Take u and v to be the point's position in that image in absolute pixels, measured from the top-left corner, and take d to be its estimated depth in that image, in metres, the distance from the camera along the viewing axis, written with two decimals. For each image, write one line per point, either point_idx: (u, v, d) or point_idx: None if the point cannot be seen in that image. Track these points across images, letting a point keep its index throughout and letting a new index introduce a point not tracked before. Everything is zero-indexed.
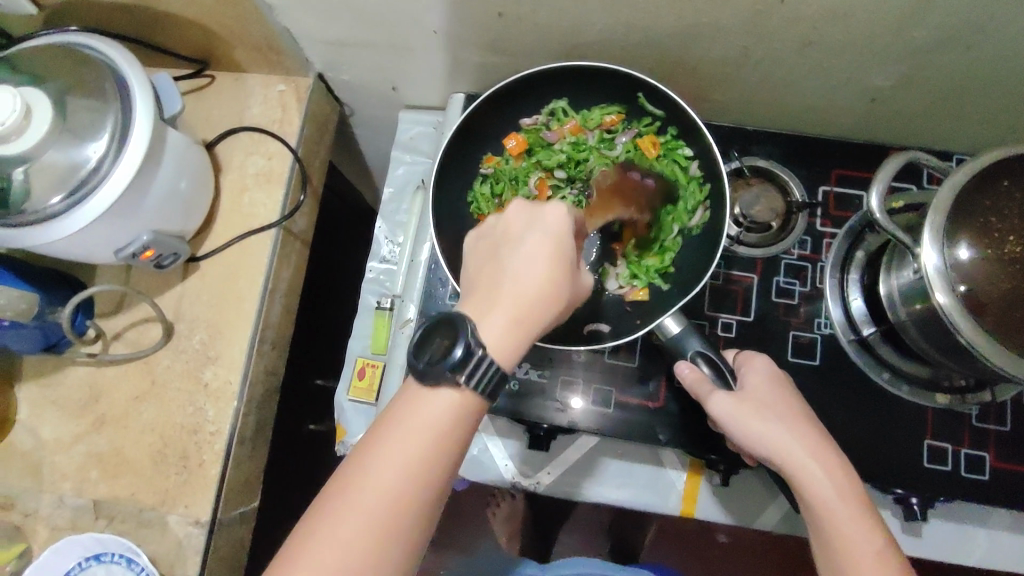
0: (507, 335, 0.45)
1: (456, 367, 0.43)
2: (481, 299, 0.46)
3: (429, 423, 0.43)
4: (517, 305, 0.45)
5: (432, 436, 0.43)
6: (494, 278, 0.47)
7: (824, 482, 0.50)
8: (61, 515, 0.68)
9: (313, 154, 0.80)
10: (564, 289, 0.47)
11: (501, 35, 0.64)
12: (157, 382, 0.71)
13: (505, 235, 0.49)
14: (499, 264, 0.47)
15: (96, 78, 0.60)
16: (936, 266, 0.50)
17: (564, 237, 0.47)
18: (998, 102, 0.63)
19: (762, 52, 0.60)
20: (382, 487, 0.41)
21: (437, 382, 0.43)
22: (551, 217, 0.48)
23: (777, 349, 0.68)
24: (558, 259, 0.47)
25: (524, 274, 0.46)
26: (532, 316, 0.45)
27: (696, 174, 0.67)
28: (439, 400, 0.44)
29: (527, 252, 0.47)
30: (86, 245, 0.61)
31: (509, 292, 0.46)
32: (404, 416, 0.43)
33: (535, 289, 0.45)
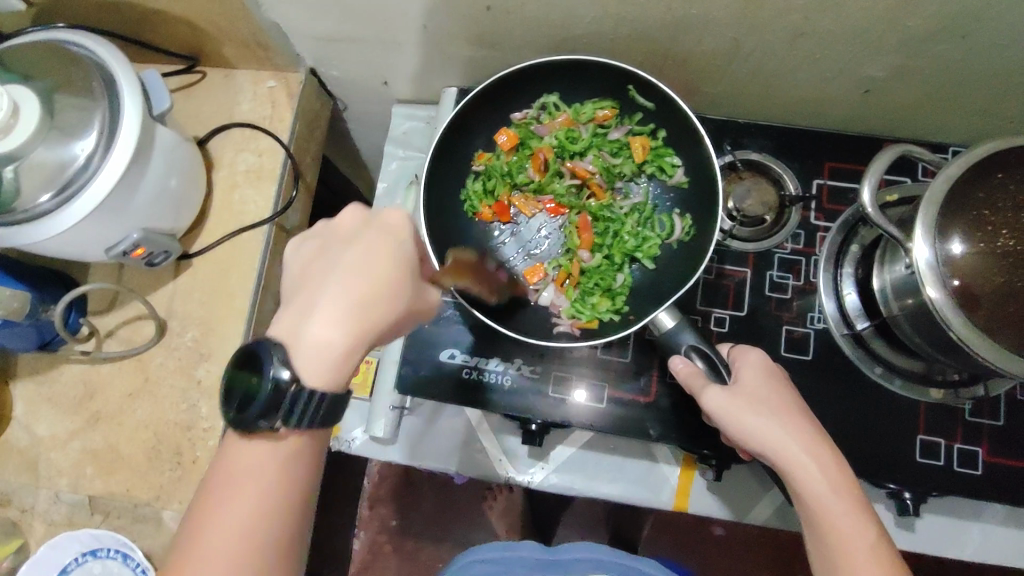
0: (327, 344, 0.44)
1: (269, 402, 0.42)
2: (299, 307, 0.45)
3: (253, 473, 0.44)
4: (335, 315, 0.44)
5: (260, 483, 0.44)
6: (315, 285, 0.45)
7: (818, 478, 0.49)
8: (58, 511, 0.69)
9: (304, 151, 0.79)
10: (397, 294, 0.45)
11: (489, 29, 0.64)
12: (150, 379, 0.71)
13: (336, 237, 0.48)
14: (323, 269, 0.46)
15: (84, 77, 0.59)
16: (927, 261, 0.50)
17: (398, 242, 0.47)
18: (994, 94, 0.63)
19: (753, 44, 0.60)
20: (219, 546, 0.42)
21: (253, 430, 0.44)
22: (386, 220, 0.47)
23: (770, 344, 0.68)
24: (389, 261, 0.46)
25: (349, 280, 0.44)
26: (361, 320, 0.44)
27: (686, 180, 0.68)
28: (256, 448, 0.45)
29: (352, 257, 0.45)
30: (77, 243, 0.62)
31: (328, 300, 0.44)
32: (226, 472, 0.44)
33: (359, 294, 0.44)
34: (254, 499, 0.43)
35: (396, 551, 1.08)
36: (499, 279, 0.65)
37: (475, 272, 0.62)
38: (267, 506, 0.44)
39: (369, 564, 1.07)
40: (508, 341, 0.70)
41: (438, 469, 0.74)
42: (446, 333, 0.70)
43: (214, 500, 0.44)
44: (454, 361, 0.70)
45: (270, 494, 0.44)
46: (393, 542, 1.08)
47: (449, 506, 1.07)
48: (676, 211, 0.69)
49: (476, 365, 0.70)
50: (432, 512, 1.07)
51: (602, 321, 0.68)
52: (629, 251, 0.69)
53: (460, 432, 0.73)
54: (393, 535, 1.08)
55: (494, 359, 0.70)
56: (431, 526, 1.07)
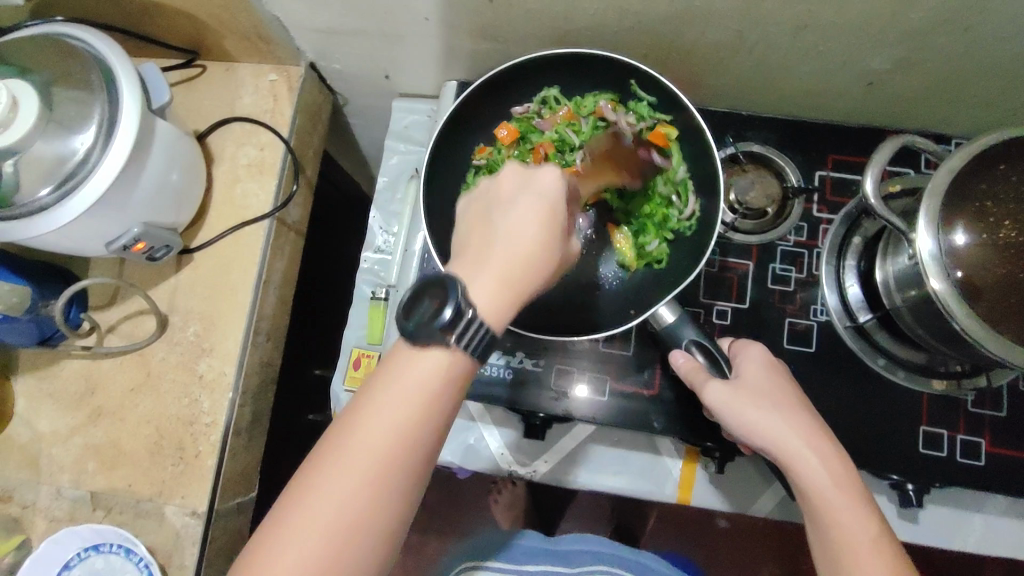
0: (496, 296, 0.44)
1: (447, 327, 0.42)
2: (470, 260, 0.45)
3: (409, 384, 0.42)
4: (506, 266, 0.44)
5: (417, 396, 0.42)
6: (483, 242, 0.46)
7: (820, 471, 0.49)
8: (60, 507, 0.69)
9: (306, 145, 0.79)
10: (553, 251, 0.46)
11: (492, 20, 0.63)
12: (152, 374, 0.71)
13: (497, 199, 0.48)
14: (487, 229, 0.47)
15: (81, 69, 0.59)
16: (931, 252, 0.50)
17: (554, 200, 0.47)
18: (997, 85, 0.63)
19: (757, 35, 0.60)
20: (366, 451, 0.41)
21: (426, 343, 0.42)
22: (543, 181, 0.47)
23: (773, 337, 0.68)
24: (549, 221, 0.46)
25: (515, 238, 0.45)
26: (525, 278, 0.44)
27: (685, 178, 0.68)
28: (426, 361, 0.43)
29: (517, 215, 0.46)
30: (77, 238, 0.61)
31: (496, 254, 0.44)
32: (388, 376, 0.43)
33: (526, 251, 0.44)
34: (410, 410, 0.42)
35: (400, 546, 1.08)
36: (639, 158, 0.68)
37: (612, 160, 0.68)
38: (420, 419, 0.42)
39: None
40: (510, 335, 0.70)
41: (441, 463, 0.74)
42: None
43: (371, 399, 0.42)
44: None
45: (426, 411, 0.42)
46: None
47: (451, 502, 1.05)
48: (677, 203, 0.68)
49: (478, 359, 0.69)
50: (435, 505, 1.06)
51: (614, 315, 0.68)
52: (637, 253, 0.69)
53: (463, 425, 0.73)
54: None
55: (496, 353, 0.69)
56: (434, 519, 1.06)
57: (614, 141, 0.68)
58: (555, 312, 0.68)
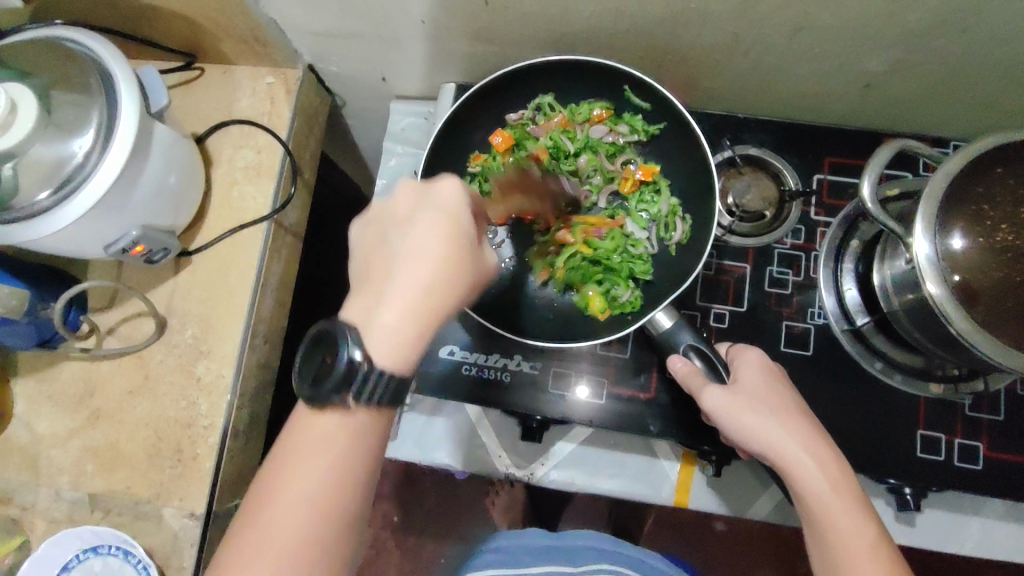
0: (398, 330, 0.42)
1: (344, 381, 0.41)
2: (370, 294, 0.43)
3: (321, 450, 0.41)
4: (405, 299, 0.42)
5: (331, 458, 0.41)
6: (382, 271, 0.43)
7: (818, 475, 0.49)
8: (59, 508, 0.69)
9: (303, 147, 0.79)
10: (464, 272, 0.43)
11: (489, 23, 0.63)
12: (150, 376, 0.71)
13: (395, 217, 0.45)
14: (386, 254, 0.44)
15: (80, 73, 0.59)
16: (928, 256, 0.50)
17: (455, 219, 0.43)
18: (995, 88, 0.62)
19: (753, 38, 0.59)
20: (286, 528, 0.40)
21: (324, 404, 0.42)
22: (440, 197, 0.44)
23: (770, 340, 0.68)
24: (451, 241, 0.43)
25: (414, 263, 0.42)
26: (428, 307, 0.42)
27: (669, 212, 0.69)
28: (329, 421, 0.42)
29: (414, 237, 0.43)
30: (75, 240, 0.61)
31: (395, 285, 0.42)
32: (298, 445, 0.42)
33: (427, 278, 0.42)
34: (323, 476, 0.41)
35: (398, 548, 1.08)
36: (551, 188, 0.66)
37: (523, 188, 0.62)
38: (335, 482, 0.41)
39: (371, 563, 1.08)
40: (506, 338, 0.70)
41: (439, 466, 0.74)
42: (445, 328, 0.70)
43: (282, 473, 0.41)
44: (454, 357, 0.70)
45: (340, 473, 0.41)
46: (396, 537, 1.08)
47: (450, 504, 1.08)
48: (659, 231, 0.69)
49: (476, 361, 0.70)
50: (435, 507, 1.08)
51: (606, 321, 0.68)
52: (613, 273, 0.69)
53: (461, 428, 0.73)
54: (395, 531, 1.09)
55: (493, 355, 0.70)
56: (434, 522, 1.08)
57: (524, 171, 0.64)
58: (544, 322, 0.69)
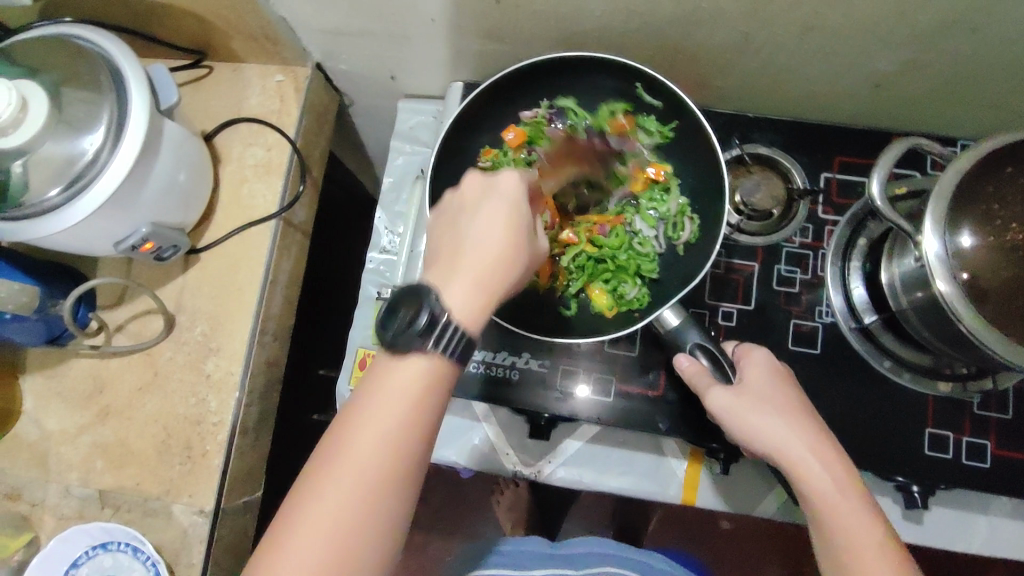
0: (470, 297, 0.44)
1: (424, 333, 0.42)
2: (441, 268, 0.46)
3: (396, 393, 0.42)
4: (477, 270, 0.45)
5: (406, 403, 0.42)
6: (452, 249, 0.46)
7: (823, 477, 0.49)
8: (68, 505, 0.69)
9: (312, 145, 0.79)
10: (524, 254, 0.47)
11: (499, 22, 0.63)
12: (159, 373, 0.71)
13: (460, 204, 0.49)
14: (456, 234, 0.47)
15: (90, 70, 0.59)
16: (936, 254, 0.50)
17: (519, 202, 0.47)
18: (1004, 88, 0.63)
19: (763, 37, 0.60)
20: (362, 465, 0.41)
21: (405, 349, 0.43)
22: (504, 183, 0.48)
23: (778, 339, 0.68)
24: (515, 222, 0.46)
25: (483, 242, 0.45)
26: (495, 280, 0.45)
27: (679, 212, 0.68)
28: (409, 365, 0.43)
29: (484, 217, 0.46)
30: (86, 237, 0.61)
31: (468, 259, 0.45)
32: (374, 388, 0.43)
33: (496, 254, 0.45)
34: (398, 418, 0.42)
35: (404, 546, 1.08)
36: (598, 147, 0.69)
37: (572, 156, 0.68)
38: (410, 425, 0.42)
39: None
40: (515, 336, 0.70)
41: (446, 463, 0.74)
42: None
43: (358, 413, 0.42)
44: None
45: (413, 418, 0.42)
46: None
47: (456, 502, 1.08)
48: (667, 230, 0.69)
49: (483, 359, 0.70)
50: (440, 506, 1.08)
51: (610, 317, 0.68)
52: (619, 271, 0.68)
53: (468, 426, 0.73)
54: None
55: (501, 353, 0.70)
56: (439, 521, 1.08)
57: (572, 137, 0.69)
58: (549, 320, 0.68)
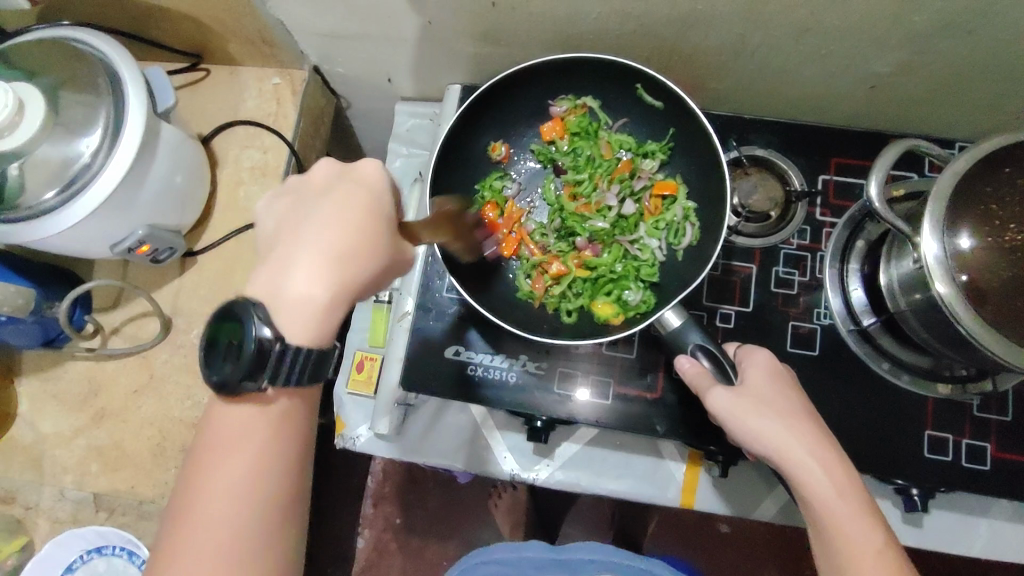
0: (310, 299, 0.43)
1: (255, 365, 0.41)
2: (276, 265, 0.44)
3: (240, 439, 0.43)
4: (317, 269, 0.43)
5: (254, 450, 0.43)
6: (288, 243, 0.44)
7: (824, 481, 0.49)
8: (63, 508, 0.69)
9: (309, 148, 0.79)
10: (378, 250, 0.45)
11: (495, 25, 0.64)
12: (155, 376, 0.71)
13: (309, 190, 0.46)
14: (295, 226, 0.45)
15: (88, 73, 0.59)
16: (936, 255, 0.50)
17: (374, 198, 0.45)
18: (1001, 89, 0.63)
19: (760, 39, 0.60)
20: (218, 518, 0.42)
21: (238, 394, 0.43)
22: (361, 173, 0.46)
23: (776, 341, 0.67)
24: (366, 217, 0.44)
25: (326, 237, 0.43)
26: (338, 277, 0.43)
27: (682, 217, 0.68)
28: (246, 411, 0.43)
29: (328, 211, 0.44)
30: (81, 240, 0.61)
31: (304, 257, 0.43)
32: (213, 441, 0.43)
33: (336, 250, 0.43)
34: (248, 467, 0.42)
35: (400, 548, 1.08)
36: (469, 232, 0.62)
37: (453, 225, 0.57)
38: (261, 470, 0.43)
39: (373, 565, 1.08)
40: (512, 338, 0.70)
41: (444, 467, 0.73)
42: (451, 328, 0.71)
43: (204, 470, 0.42)
44: (459, 357, 0.70)
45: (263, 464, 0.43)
46: (399, 539, 1.08)
47: (454, 504, 1.07)
48: (668, 237, 0.69)
49: (481, 362, 0.69)
50: (439, 509, 1.07)
51: (612, 323, 0.67)
52: (618, 279, 0.68)
53: (465, 429, 0.73)
54: (398, 533, 1.09)
55: (499, 356, 0.70)
56: (436, 525, 1.07)
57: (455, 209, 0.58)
58: (546, 325, 0.69)
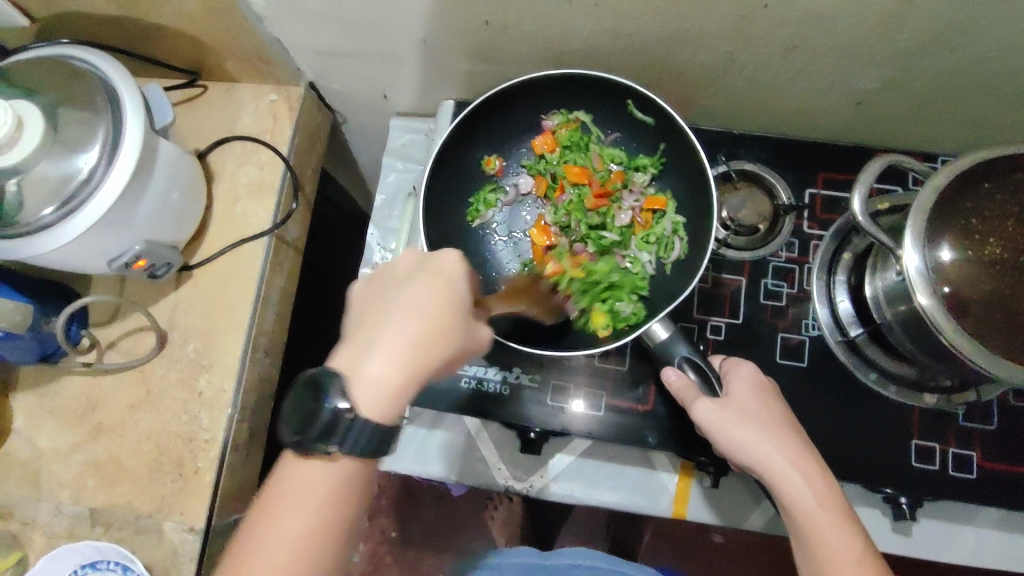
0: (386, 381, 0.43)
1: (329, 433, 0.41)
2: (356, 343, 0.44)
3: (303, 498, 0.42)
4: (397, 352, 0.43)
5: (309, 516, 0.42)
6: (372, 323, 0.45)
7: (804, 491, 0.50)
8: (60, 523, 0.69)
9: (305, 163, 0.80)
10: (451, 336, 0.45)
11: (488, 42, 0.65)
12: (152, 391, 0.71)
13: (393, 274, 0.47)
14: (381, 306, 0.45)
15: (85, 91, 0.60)
16: (918, 268, 0.51)
17: (454, 285, 0.46)
18: (981, 105, 0.64)
19: (747, 57, 0.61)
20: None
21: (308, 454, 0.42)
22: (443, 263, 0.47)
23: (765, 352, 0.68)
24: (445, 304, 0.45)
25: (409, 321, 0.44)
26: (416, 362, 0.43)
27: (672, 232, 0.69)
28: (312, 471, 0.43)
29: (412, 294, 0.45)
30: (79, 255, 0.62)
31: (386, 336, 0.43)
32: (279, 492, 0.42)
33: (417, 330, 0.44)
34: (303, 528, 0.41)
35: (396, 561, 1.09)
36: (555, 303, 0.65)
37: (527, 293, 0.62)
38: (313, 534, 0.42)
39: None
40: (507, 350, 0.71)
41: (439, 479, 0.74)
42: None
43: (263, 523, 0.42)
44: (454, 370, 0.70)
45: (318, 526, 0.42)
46: (394, 553, 1.09)
47: (449, 517, 1.09)
48: (658, 250, 0.70)
49: (475, 375, 0.70)
50: (433, 521, 1.09)
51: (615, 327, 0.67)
52: (614, 287, 0.68)
53: (460, 441, 0.74)
54: (393, 546, 1.09)
55: (494, 368, 0.70)
56: (432, 535, 1.09)
57: (534, 283, 0.64)
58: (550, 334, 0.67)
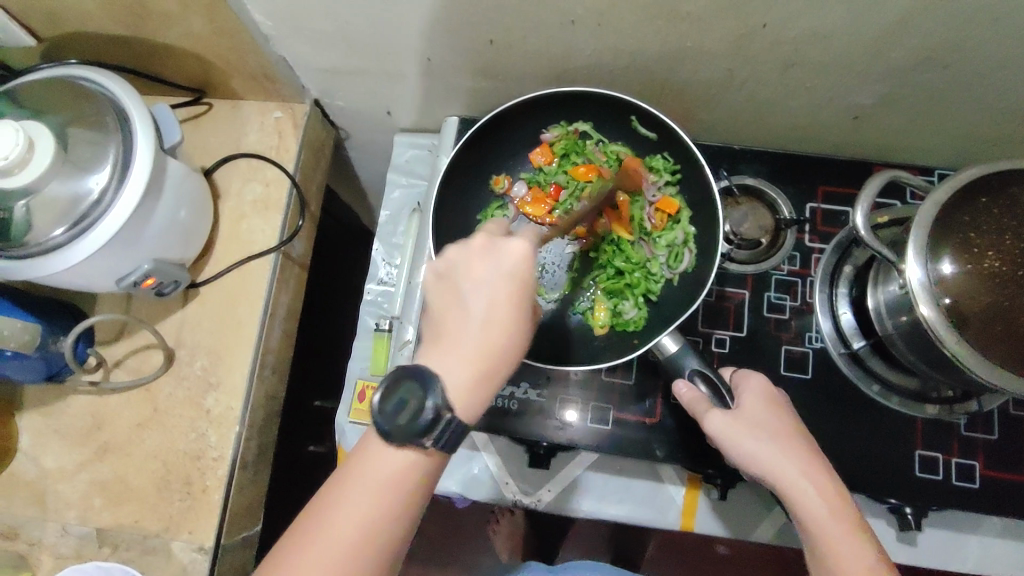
0: (475, 388, 0.46)
1: (428, 428, 0.43)
2: (443, 352, 0.46)
3: (375, 481, 0.44)
4: (484, 362, 0.46)
5: (376, 497, 0.43)
6: (458, 330, 0.47)
7: (814, 501, 0.50)
8: (67, 544, 0.68)
9: (309, 180, 0.81)
10: (524, 336, 0.47)
11: (492, 60, 0.66)
12: (159, 410, 0.71)
13: (466, 274, 0.48)
14: (462, 312, 0.47)
15: (95, 112, 0.61)
16: (919, 280, 0.53)
17: (525, 281, 0.47)
18: (975, 120, 0.66)
19: (746, 74, 0.62)
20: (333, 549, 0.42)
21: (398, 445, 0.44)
22: (514, 257, 0.47)
23: (770, 364, 0.69)
24: (520, 308, 0.47)
25: (492, 327, 0.46)
26: (500, 368, 0.46)
27: (682, 242, 0.70)
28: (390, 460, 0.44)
29: (491, 301, 0.46)
30: (88, 275, 0.62)
31: (473, 346, 0.46)
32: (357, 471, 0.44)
33: (502, 340, 0.46)
34: (372, 512, 0.43)
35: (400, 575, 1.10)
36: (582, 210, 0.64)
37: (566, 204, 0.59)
38: (388, 519, 0.43)
39: None
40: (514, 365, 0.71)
41: (446, 494, 0.74)
42: None
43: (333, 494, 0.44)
44: None
45: (390, 512, 0.43)
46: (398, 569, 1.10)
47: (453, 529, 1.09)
48: (667, 258, 0.70)
49: None
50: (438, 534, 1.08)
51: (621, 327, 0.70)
52: (629, 285, 0.70)
53: (467, 455, 0.74)
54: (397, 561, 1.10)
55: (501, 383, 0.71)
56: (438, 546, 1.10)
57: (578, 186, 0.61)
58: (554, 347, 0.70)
